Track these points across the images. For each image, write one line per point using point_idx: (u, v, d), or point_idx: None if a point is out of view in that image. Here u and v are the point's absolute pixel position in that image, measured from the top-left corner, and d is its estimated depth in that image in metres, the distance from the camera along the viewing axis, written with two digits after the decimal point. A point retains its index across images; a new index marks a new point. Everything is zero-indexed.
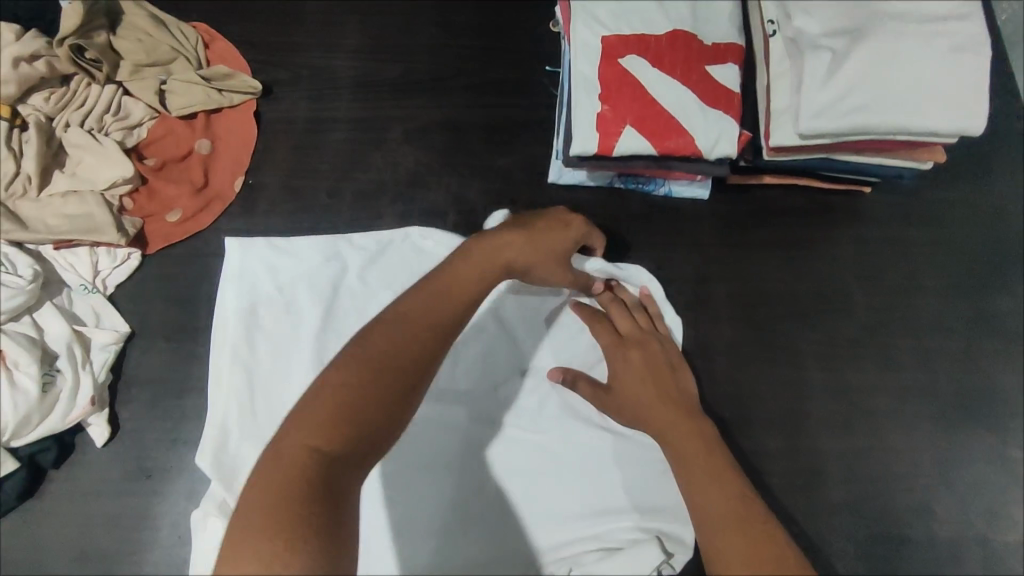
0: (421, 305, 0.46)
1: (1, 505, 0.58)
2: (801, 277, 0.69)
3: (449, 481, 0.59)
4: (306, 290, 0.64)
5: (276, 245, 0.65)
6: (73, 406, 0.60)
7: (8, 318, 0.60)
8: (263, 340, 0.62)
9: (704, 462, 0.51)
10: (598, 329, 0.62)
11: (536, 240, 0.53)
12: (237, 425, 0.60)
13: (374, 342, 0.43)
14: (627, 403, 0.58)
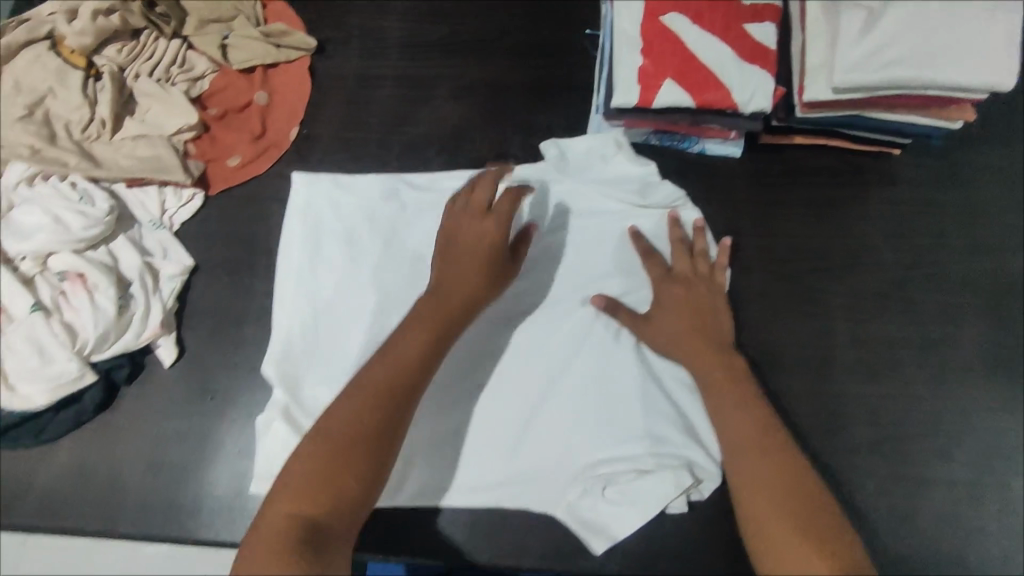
0: (379, 376, 0.54)
1: (80, 416, 0.64)
2: (830, 234, 0.71)
3: (490, 408, 0.63)
4: (365, 222, 0.68)
5: (340, 182, 0.70)
6: (144, 327, 0.65)
7: (87, 246, 0.66)
8: (326, 266, 0.67)
9: (732, 394, 0.57)
10: (651, 262, 0.66)
11: (471, 273, 0.60)
12: (304, 335, 0.65)
13: (341, 417, 0.52)
14: (660, 333, 0.62)
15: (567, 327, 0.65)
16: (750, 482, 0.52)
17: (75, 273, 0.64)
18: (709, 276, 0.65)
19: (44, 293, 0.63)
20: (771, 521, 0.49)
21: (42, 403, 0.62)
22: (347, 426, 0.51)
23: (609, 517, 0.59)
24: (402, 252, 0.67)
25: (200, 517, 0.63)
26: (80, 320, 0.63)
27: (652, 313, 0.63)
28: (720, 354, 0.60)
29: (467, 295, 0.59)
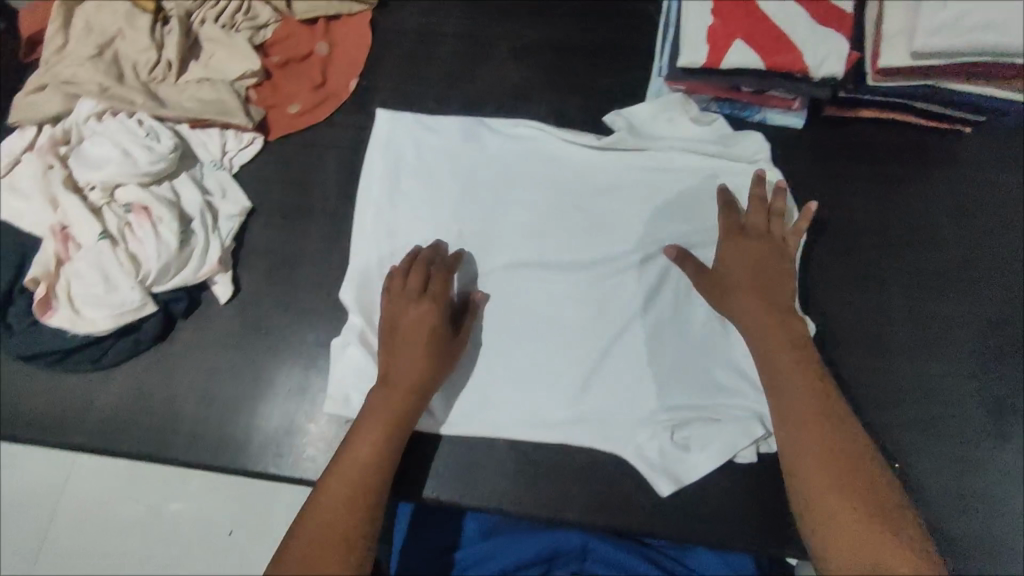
0: (347, 473, 0.54)
1: (137, 345, 0.66)
2: (893, 210, 0.69)
3: (542, 357, 0.65)
4: (445, 162, 0.72)
5: (422, 122, 0.73)
6: (203, 263, 0.67)
7: (152, 181, 0.67)
8: (403, 202, 0.71)
9: (794, 361, 0.56)
10: (726, 216, 0.65)
11: (423, 353, 0.59)
12: (379, 264, 0.69)
13: (316, 519, 0.51)
14: (723, 291, 0.61)
15: (641, 277, 0.66)
16: (810, 452, 0.51)
17: (140, 206, 0.66)
18: (784, 228, 0.64)
19: (111, 223, 0.65)
20: (831, 491, 0.49)
21: (105, 328, 0.64)
22: (320, 528, 0.51)
23: (682, 460, 0.61)
24: (478, 194, 0.71)
25: (250, 449, 0.64)
26: (144, 251, 0.64)
27: (719, 268, 0.62)
28: (781, 316, 0.58)
29: (422, 375, 0.59)
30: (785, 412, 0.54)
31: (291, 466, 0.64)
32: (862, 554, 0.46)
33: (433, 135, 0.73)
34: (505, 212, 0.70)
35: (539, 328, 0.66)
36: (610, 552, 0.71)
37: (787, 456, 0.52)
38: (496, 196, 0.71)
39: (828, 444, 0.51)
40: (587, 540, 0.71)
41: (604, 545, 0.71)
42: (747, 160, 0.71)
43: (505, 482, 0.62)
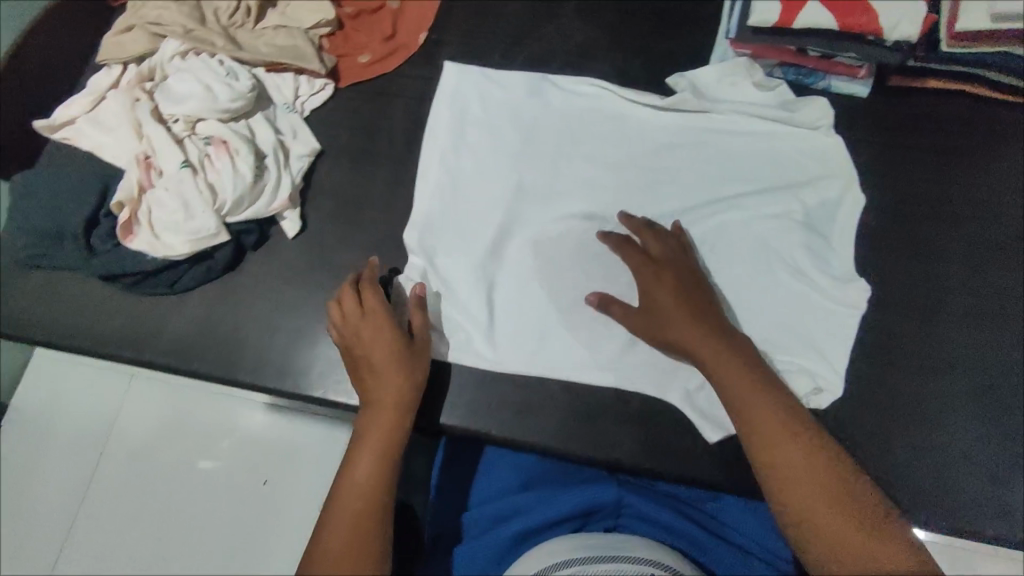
0: (344, 494, 0.56)
1: (209, 271, 0.69)
2: (957, 181, 0.69)
3: (596, 306, 0.67)
4: (509, 115, 0.74)
5: (489, 76, 0.75)
6: (274, 198, 0.70)
7: (230, 118, 0.70)
8: (467, 151, 0.73)
9: (752, 387, 0.56)
10: (626, 252, 0.64)
11: (385, 366, 0.61)
12: (440, 208, 0.71)
13: (331, 545, 0.54)
14: (658, 321, 0.61)
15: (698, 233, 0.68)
16: (794, 487, 0.52)
17: (219, 140, 0.69)
18: (683, 253, 0.64)
19: (191, 153, 0.69)
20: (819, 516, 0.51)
21: (183, 253, 0.67)
22: (334, 551, 0.54)
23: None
24: (539, 147, 0.72)
25: (311, 376, 0.68)
26: (222, 182, 0.68)
27: (645, 299, 0.62)
28: (726, 340, 0.59)
29: (389, 386, 0.60)
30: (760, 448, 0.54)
31: (348, 394, 0.67)
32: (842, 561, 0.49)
33: (499, 89, 0.75)
34: (565, 164, 0.72)
35: (592, 278, 0.67)
36: (644, 505, 0.71)
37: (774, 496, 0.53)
38: (558, 150, 0.72)
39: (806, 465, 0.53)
40: (621, 493, 0.71)
41: (639, 499, 0.71)
42: (809, 127, 0.71)
43: (554, 421, 0.64)
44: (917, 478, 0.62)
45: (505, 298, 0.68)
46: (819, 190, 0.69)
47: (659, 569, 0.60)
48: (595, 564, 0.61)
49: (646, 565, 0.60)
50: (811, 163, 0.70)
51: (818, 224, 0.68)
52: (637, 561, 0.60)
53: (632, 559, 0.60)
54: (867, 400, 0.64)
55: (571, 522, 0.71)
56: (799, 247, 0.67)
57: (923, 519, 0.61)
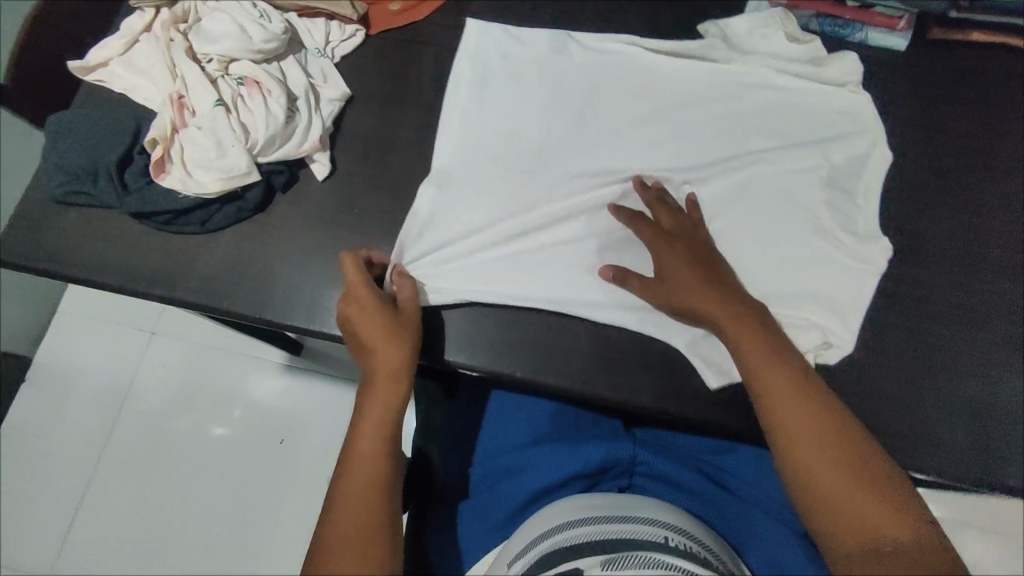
0: (350, 461, 0.56)
1: (242, 211, 0.70)
2: (994, 135, 0.69)
3: (622, 258, 0.66)
4: (529, 72, 0.73)
5: (509, 32, 0.74)
6: (305, 140, 0.70)
7: (264, 60, 0.71)
8: (488, 108, 0.71)
9: (768, 359, 0.57)
10: (638, 227, 0.65)
11: (377, 335, 0.60)
12: (462, 159, 0.69)
13: (340, 512, 0.54)
14: (675, 289, 0.61)
15: (727, 183, 0.68)
16: (810, 463, 0.52)
17: (252, 81, 0.69)
18: (692, 228, 0.65)
19: (225, 92, 0.69)
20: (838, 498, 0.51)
21: (214, 191, 0.67)
22: (345, 524, 0.53)
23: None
24: (562, 102, 0.71)
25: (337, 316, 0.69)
26: (254, 122, 0.68)
27: (661, 270, 0.62)
28: (737, 322, 0.59)
29: (382, 354, 0.60)
30: (782, 423, 0.54)
31: None
32: (874, 540, 0.49)
33: (518, 45, 0.74)
34: (592, 116, 0.71)
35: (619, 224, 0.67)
36: (661, 465, 0.65)
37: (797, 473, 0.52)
38: (584, 103, 0.71)
39: (824, 448, 0.52)
40: (635, 452, 0.65)
41: (655, 459, 0.65)
42: (835, 83, 0.70)
43: (579, 364, 0.65)
44: (946, 428, 0.61)
45: (530, 247, 0.67)
46: (852, 143, 0.68)
47: (672, 531, 0.53)
48: (605, 525, 0.54)
49: (658, 526, 0.53)
50: (844, 116, 0.69)
51: (850, 176, 0.68)
52: (649, 522, 0.54)
53: (644, 520, 0.54)
54: (898, 350, 0.63)
55: (580, 480, 0.64)
56: (829, 199, 0.67)
57: (950, 469, 0.60)
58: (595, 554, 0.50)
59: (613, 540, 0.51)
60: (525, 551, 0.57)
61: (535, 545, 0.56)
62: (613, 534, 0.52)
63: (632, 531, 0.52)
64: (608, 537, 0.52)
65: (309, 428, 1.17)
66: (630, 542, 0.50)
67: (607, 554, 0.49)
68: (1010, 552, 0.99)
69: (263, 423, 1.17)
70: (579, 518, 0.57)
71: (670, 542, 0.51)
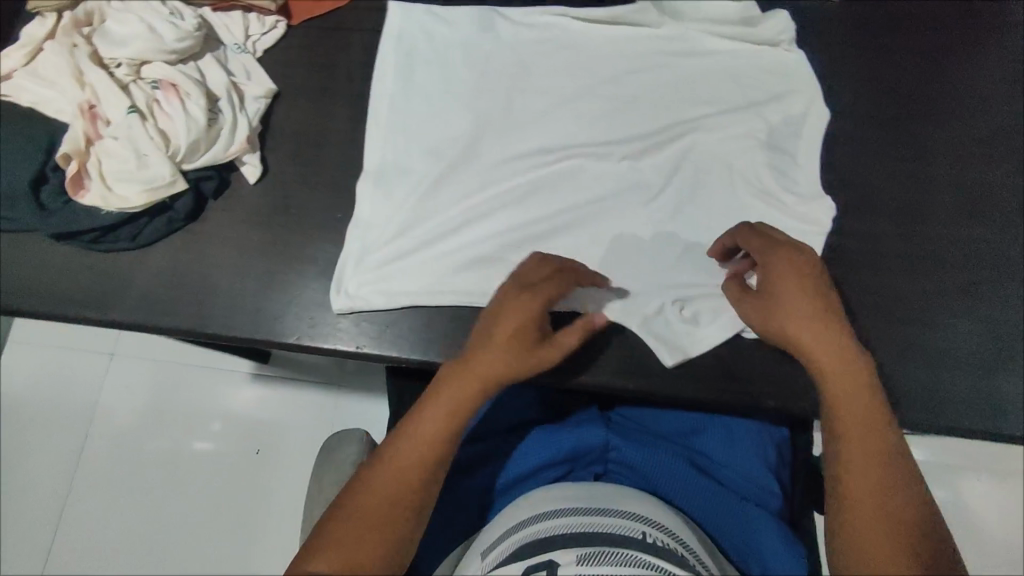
0: (409, 443, 0.52)
1: (172, 222, 0.67)
2: (932, 80, 0.69)
3: (570, 237, 0.65)
4: (458, 52, 0.71)
5: (435, 13, 0.72)
6: (232, 141, 0.67)
7: (179, 60, 0.67)
8: (417, 93, 0.70)
9: (852, 374, 0.51)
10: (744, 237, 0.58)
11: (513, 355, 0.54)
12: (397, 148, 0.68)
13: (374, 486, 0.51)
14: (778, 306, 0.53)
15: (670, 151, 0.67)
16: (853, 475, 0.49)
17: (167, 83, 0.65)
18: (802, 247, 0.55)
19: (138, 98, 0.65)
20: (858, 494, 0.48)
21: (138, 204, 0.64)
22: (371, 496, 0.51)
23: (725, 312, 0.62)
24: (495, 80, 0.69)
25: (283, 322, 0.66)
26: (174, 127, 0.64)
27: (769, 282, 0.54)
28: (818, 307, 0.52)
29: (498, 369, 0.53)
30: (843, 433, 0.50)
31: (326, 336, 0.65)
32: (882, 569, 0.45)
33: (445, 25, 0.72)
34: (521, 98, 0.69)
35: (564, 204, 0.66)
36: (636, 450, 0.62)
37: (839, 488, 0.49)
38: (513, 85, 0.69)
39: (867, 453, 0.49)
40: (608, 437, 0.63)
41: (627, 444, 0.62)
42: (768, 43, 0.70)
43: None
44: (906, 378, 0.60)
45: (477, 234, 0.65)
46: (790, 102, 0.68)
47: (653, 528, 0.51)
48: (582, 516, 0.52)
49: (637, 521, 0.51)
50: (779, 75, 0.69)
51: (793, 134, 0.67)
52: (629, 515, 0.52)
53: (623, 514, 0.52)
54: (858, 304, 0.62)
55: (555, 468, 0.61)
56: (773, 159, 0.66)
57: (922, 420, 0.59)
58: (573, 549, 0.48)
59: (590, 534, 0.49)
60: (497, 541, 0.54)
61: (506, 535, 0.53)
62: (590, 526, 0.50)
63: (610, 525, 0.50)
64: (585, 530, 0.50)
65: (280, 436, 1.14)
66: (609, 538, 0.49)
67: (584, 548, 0.48)
68: (976, 487, 1.02)
69: (234, 434, 1.14)
70: (556, 507, 0.54)
71: (649, 539, 0.49)
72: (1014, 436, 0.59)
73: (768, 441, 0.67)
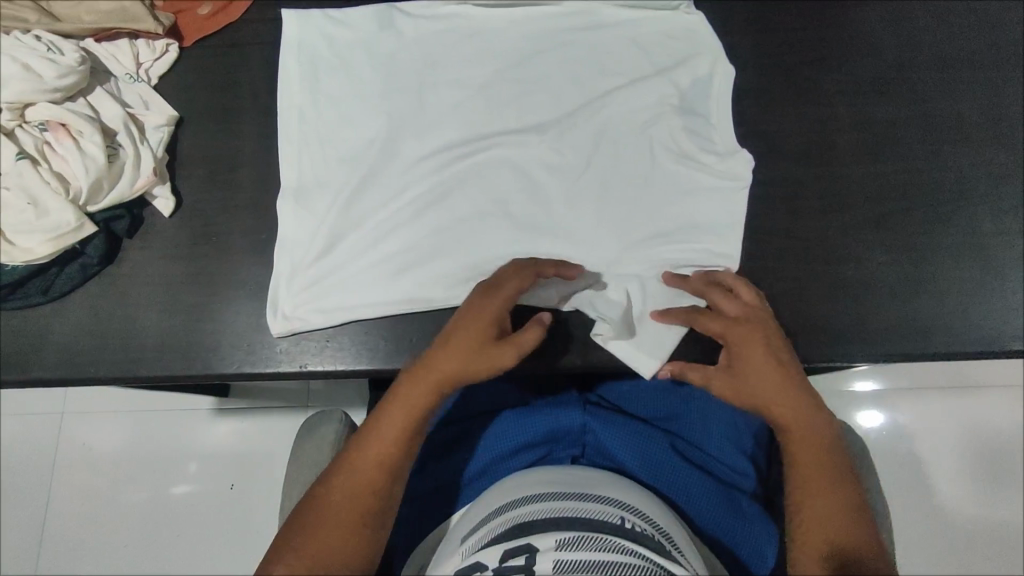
0: (375, 434, 0.55)
1: (86, 268, 0.64)
2: (827, 24, 0.71)
3: (500, 225, 0.65)
4: (362, 53, 0.69)
5: (332, 17, 0.70)
6: (138, 176, 0.64)
7: (65, 97, 0.63)
8: (326, 101, 0.68)
9: (800, 412, 0.56)
10: (703, 319, 0.59)
11: (463, 352, 0.56)
12: (313, 160, 0.66)
13: (344, 471, 0.54)
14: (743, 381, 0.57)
15: (586, 127, 0.67)
16: (812, 491, 0.54)
17: (57, 124, 0.62)
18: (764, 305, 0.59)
19: (26, 142, 0.61)
20: (802, 478, 0.55)
21: (45, 254, 0.60)
22: (341, 482, 0.54)
23: (659, 278, 0.63)
24: (403, 78, 0.68)
25: (220, 353, 0.64)
26: (71, 169, 0.61)
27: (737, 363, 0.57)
28: (782, 352, 0.57)
29: (449, 363, 0.56)
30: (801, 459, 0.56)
31: (267, 359, 0.63)
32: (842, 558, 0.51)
33: (344, 29, 0.70)
34: (432, 93, 0.68)
35: (489, 193, 0.65)
36: (614, 431, 0.62)
37: (799, 503, 0.54)
38: (422, 79, 0.68)
39: (822, 472, 0.55)
40: (586, 420, 0.63)
41: (605, 427, 0.62)
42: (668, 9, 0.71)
43: None
44: (835, 315, 0.62)
45: (406, 235, 0.64)
46: (696, 65, 0.69)
47: (632, 514, 0.51)
48: (559, 500, 0.52)
49: (618, 507, 0.51)
50: (683, 38, 0.70)
51: (703, 94, 0.68)
52: (608, 501, 0.52)
53: (603, 500, 0.52)
54: (784, 250, 0.64)
55: (532, 450, 0.62)
56: (687, 121, 0.67)
57: (857, 352, 0.62)
58: (553, 533, 0.48)
59: (570, 518, 0.49)
60: (479, 525, 0.53)
61: (490, 519, 0.52)
62: (568, 511, 0.50)
63: (589, 510, 0.50)
64: (564, 514, 0.50)
65: (251, 468, 1.11)
66: (587, 522, 0.49)
67: (562, 533, 0.48)
68: (927, 406, 1.07)
69: (201, 473, 1.11)
70: (534, 491, 0.54)
71: (627, 524, 0.49)
72: (939, 354, 0.62)
73: (742, 419, 0.69)
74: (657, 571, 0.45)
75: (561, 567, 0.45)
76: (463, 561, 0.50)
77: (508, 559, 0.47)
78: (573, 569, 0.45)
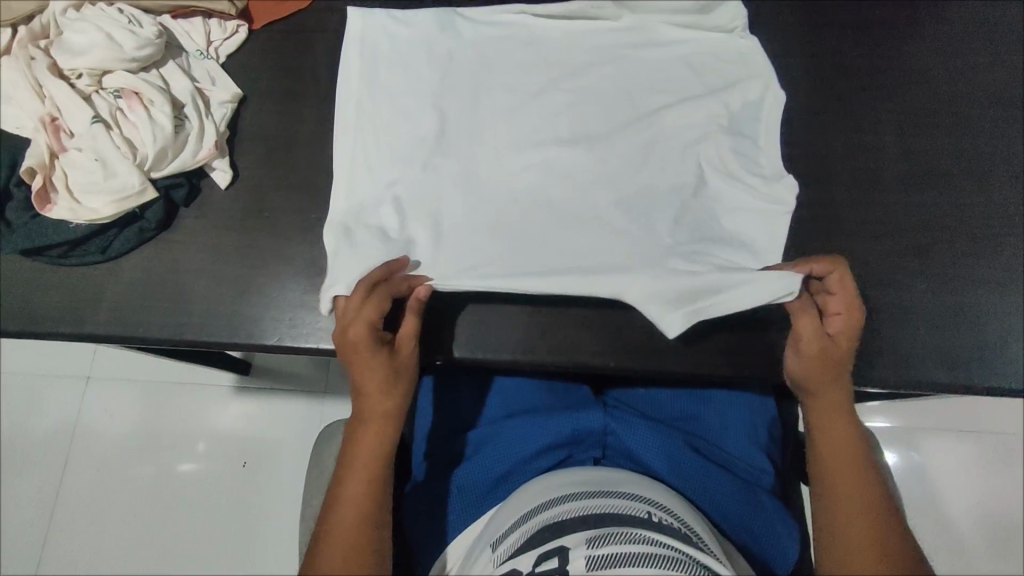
0: (348, 463, 0.58)
1: (143, 232, 0.66)
2: (881, 55, 0.71)
3: (544, 224, 0.66)
4: (422, 52, 0.71)
5: (395, 16, 0.72)
6: (200, 147, 0.66)
7: (141, 67, 0.66)
8: (383, 94, 0.70)
9: (841, 419, 0.59)
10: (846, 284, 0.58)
11: (378, 366, 0.58)
12: (366, 149, 0.68)
13: (340, 502, 0.57)
14: (829, 370, 0.58)
15: (635, 137, 0.69)
16: (845, 497, 0.56)
17: (130, 91, 0.64)
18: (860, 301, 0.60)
19: (102, 108, 0.64)
20: (834, 483, 0.57)
21: (108, 215, 0.63)
22: (341, 510, 0.56)
23: None
24: (459, 78, 0.71)
25: (262, 325, 0.65)
26: (140, 135, 0.64)
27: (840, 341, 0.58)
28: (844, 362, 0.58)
29: (372, 380, 0.58)
30: (834, 464, 0.58)
31: (307, 334, 0.65)
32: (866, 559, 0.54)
33: (406, 27, 0.72)
34: (487, 94, 0.70)
35: (534, 194, 0.67)
36: (636, 434, 0.62)
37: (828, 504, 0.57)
38: (477, 81, 0.71)
39: (855, 479, 0.57)
40: (607, 422, 0.63)
41: (627, 430, 0.62)
42: (723, 30, 0.72)
43: (516, 335, 0.65)
44: (870, 340, 0.63)
45: (451, 227, 0.66)
46: (749, 84, 0.70)
47: (658, 508, 0.51)
48: (585, 500, 0.52)
49: (643, 502, 0.52)
50: (736, 58, 0.71)
51: (753, 116, 0.69)
52: (632, 497, 0.52)
53: (627, 496, 0.53)
54: None
55: (554, 452, 0.62)
56: (734, 137, 0.68)
57: (891, 378, 0.62)
58: (581, 531, 0.48)
59: (598, 516, 0.49)
60: (507, 531, 0.53)
61: (517, 525, 0.53)
62: (595, 509, 0.51)
63: (616, 507, 0.51)
64: (592, 512, 0.50)
65: (266, 448, 1.13)
66: (615, 518, 0.49)
67: (592, 530, 0.48)
68: (948, 448, 1.06)
69: (219, 447, 1.13)
70: (559, 493, 0.54)
71: (654, 518, 0.49)
72: (973, 386, 0.62)
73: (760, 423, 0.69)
74: (689, 560, 0.45)
75: (595, 563, 0.45)
76: (496, 570, 0.50)
77: (541, 564, 0.47)
78: (607, 563, 0.45)
